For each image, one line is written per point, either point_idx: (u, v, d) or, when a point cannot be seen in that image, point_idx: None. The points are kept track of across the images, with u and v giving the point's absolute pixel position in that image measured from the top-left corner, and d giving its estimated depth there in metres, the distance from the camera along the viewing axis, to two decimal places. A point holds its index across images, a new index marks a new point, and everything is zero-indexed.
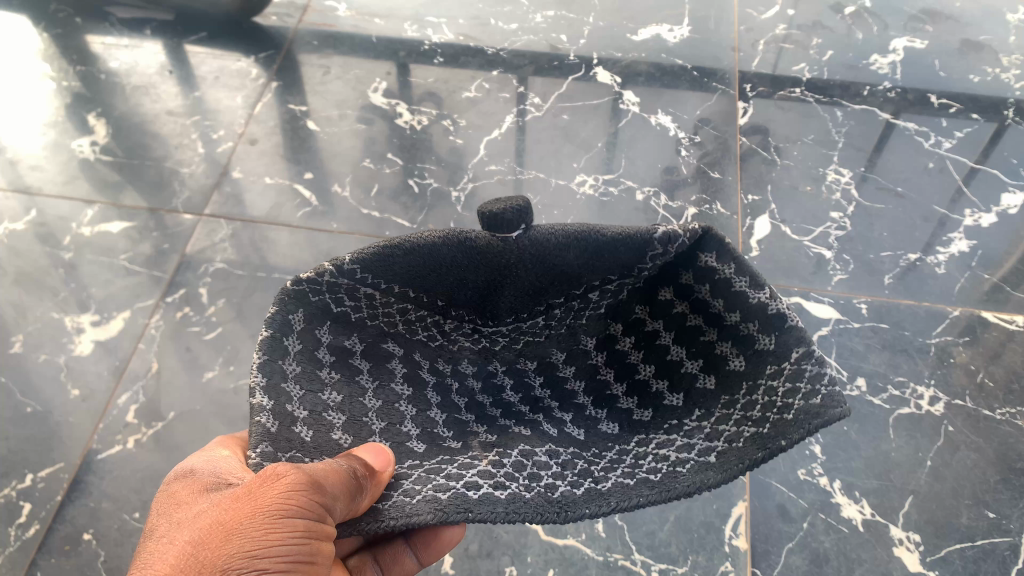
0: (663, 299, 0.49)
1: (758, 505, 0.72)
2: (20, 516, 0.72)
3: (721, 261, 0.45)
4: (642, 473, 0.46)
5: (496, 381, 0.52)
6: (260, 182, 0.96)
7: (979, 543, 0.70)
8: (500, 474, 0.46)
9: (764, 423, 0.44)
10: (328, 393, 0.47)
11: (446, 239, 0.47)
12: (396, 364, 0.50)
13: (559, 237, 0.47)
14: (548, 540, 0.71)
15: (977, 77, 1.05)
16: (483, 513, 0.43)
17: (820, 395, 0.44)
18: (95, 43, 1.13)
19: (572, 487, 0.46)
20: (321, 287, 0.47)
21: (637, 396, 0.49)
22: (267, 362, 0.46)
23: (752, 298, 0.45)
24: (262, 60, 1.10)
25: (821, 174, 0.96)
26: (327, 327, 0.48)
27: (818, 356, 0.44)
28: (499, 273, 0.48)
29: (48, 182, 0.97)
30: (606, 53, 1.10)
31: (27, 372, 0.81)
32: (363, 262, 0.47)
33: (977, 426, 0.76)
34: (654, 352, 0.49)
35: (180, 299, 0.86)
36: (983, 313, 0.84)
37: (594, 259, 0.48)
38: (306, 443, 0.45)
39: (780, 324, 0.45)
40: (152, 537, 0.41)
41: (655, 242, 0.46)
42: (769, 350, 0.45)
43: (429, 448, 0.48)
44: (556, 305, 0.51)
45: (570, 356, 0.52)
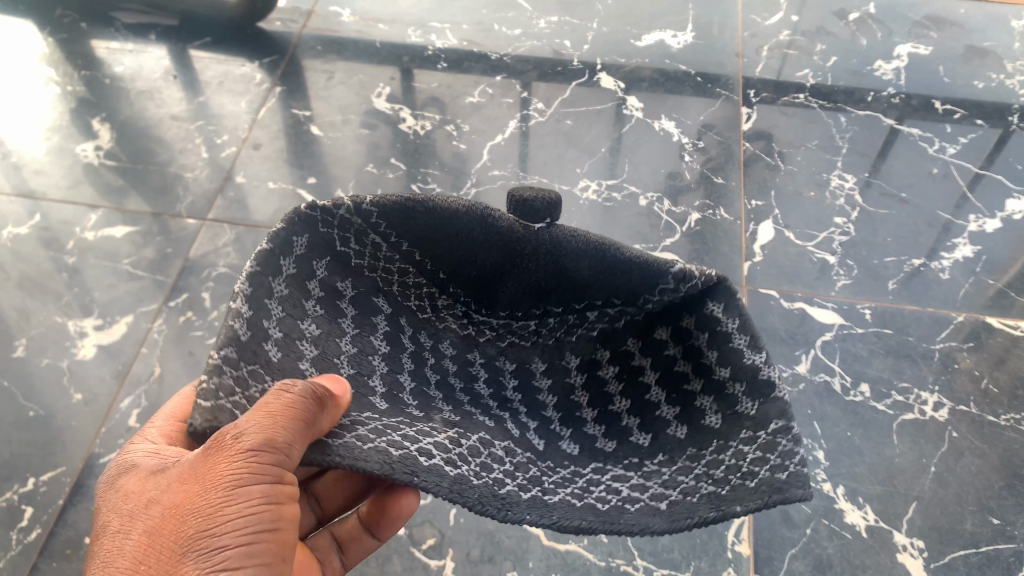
0: (658, 337, 0.49)
1: (761, 511, 0.72)
2: (21, 520, 0.72)
3: (728, 313, 0.46)
4: (592, 499, 0.46)
5: (471, 370, 0.52)
6: (264, 187, 0.97)
7: (983, 549, 0.70)
8: (453, 452, 0.45)
9: (723, 483, 0.45)
10: (307, 324, 0.46)
11: (469, 211, 0.47)
12: (380, 321, 0.49)
13: (578, 243, 0.47)
14: (550, 545, 0.71)
15: (981, 83, 1.05)
16: (428, 481, 0.41)
17: (786, 472, 0.45)
18: (101, 49, 1.13)
19: (521, 489, 0.45)
20: (333, 220, 0.46)
21: (604, 425, 0.49)
22: (257, 274, 0.44)
23: (749, 359, 0.46)
24: (266, 65, 1.11)
25: (825, 179, 0.96)
26: (326, 263, 0.47)
27: (795, 433, 0.45)
28: (511, 260, 0.49)
29: (52, 186, 0.97)
30: (610, 59, 1.10)
31: (30, 376, 0.82)
32: (382, 209, 0.47)
33: (981, 432, 0.76)
34: (634, 388, 0.49)
35: (183, 303, 0.86)
36: (988, 319, 0.84)
37: (605, 274, 0.48)
38: (270, 362, 0.44)
39: (767, 391, 0.46)
40: (104, 534, 0.41)
41: (670, 276, 0.47)
42: (749, 414, 0.46)
43: (391, 406, 0.47)
44: (552, 314, 0.52)
45: (550, 368, 0.52)
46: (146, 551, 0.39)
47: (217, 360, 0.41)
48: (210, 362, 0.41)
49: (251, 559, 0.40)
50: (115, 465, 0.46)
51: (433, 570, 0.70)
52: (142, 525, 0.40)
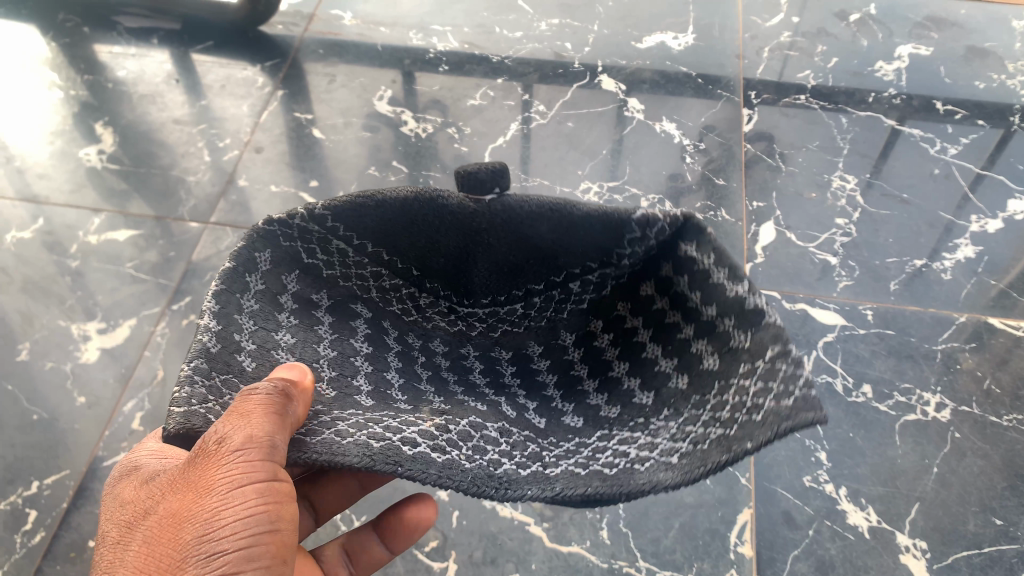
0: (644, 294, 0.51)
1: (764, 512, 0.72)
2: (25, 523, 0.73)
3: (701, 251, 0.46)
4: (597, 466, 0.46)
5: (465, 363, 0.53)
6: (266, 190, 0.97)
7: (986, 550, 0.70)
8: (440, 438, 0.46)
9: (731, 424, 0.43)
10: (282, 333, 0.48)
11: (419, 197, 0.49)
12: (360, 323, 0.51)
13: (531, 207, 0.49)
14: (552, 547, 0.71)
15: (982, 84, 1.05)
16: (413, 470, 0.43)
17: (793, 397, 0.42)
18: (103, 53, 1.14)
19: (518, 467, 0.46)
20: (293, 232, 0.49)
21: (607, 392, 0.50)
22: (224, 292, 0.46)
23: (729, 290, 0.44)
24: (268, 69, 1.11)
25: (826, 180, 0.96)
26: (296, 276, 0.50)
27: (793, 357, 0.42)
28: (472, 239, 0.51)
29: (55, 191, 0.97)
30: (611, 61, 1.10)
31: (33, 379, 0.82)
32: (336, 211, 0.49)
33: (984, 433, 0.76)
34: (630, 349, 0.51)
35: (186, 306, 0.86)
36: (990, 320, 0.84)
37: (567, 234, 0.49)
38: (245, 372, 0.46)
39: (757, 321, 0.44)
40: (108, 545, 0.42)
41: (633, 225, 0.48)
42: (744, 348, 0.44)
43: (377, 404, 0.48)
44: (536, 292, 0.54)
45: (547, 351, 0.54)
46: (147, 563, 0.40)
47: (189, 371, 0.43)
48: (182, 373, 0.43)
49: (250, 561, 0.40)
50: (122, 465, 0.48)
51: (436, 571, 0.70)
52: (142, 537, 0.41)
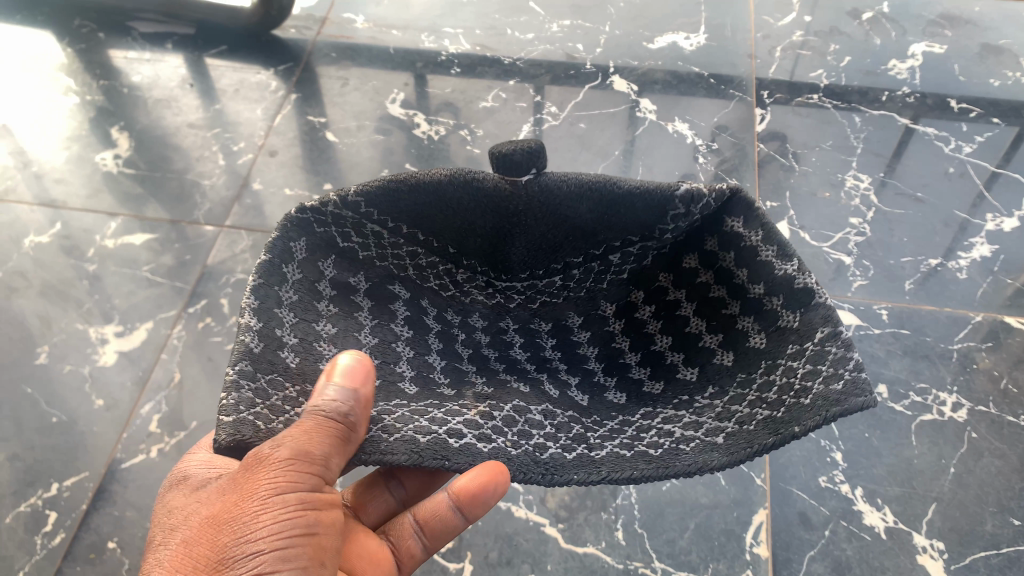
0: (688, 267, 0.52)
1: (779, 513, 0.72)
2: (46, 524, 0.73)
3: (748, 227, 0.48)
4: (642, 446, 0.47)
5: (505, 338, 0.55)
6: (280, 194, 0.97)
7: (1004, 551, 0.69)
8: (487, 427, 0.48)
9: (778, 406, 0.46)
10: (322, 324, 0.50)
11: (452, 178, 0.50)
12: (399, 306, 0.53)
13: (570, 187, 0.50)
14: (567, 547, 0.71)
15: (998, 82, 1.05)
16: (460, 463, 0.46)
17: (841, 381, 0.44)
18: (118, 58, 1.15)
19: (564, 450, 0.48)
20: (326, 219, 0.50)
21: (650, 367, 0.52)
22: (262, 286, 0.48)
23: (779, 270, 0.47)
24: (281, 72, 1.12)
25: (840, 180, 0.96)
26: (333, 262, 0.51)
27: (841, 338, 0.45)
28: (509, 222, 0.52)
29: (73, 195, 0.98)
30: (623, 62, 1.10)
31: (52, 382, 0.83)
32: (368, 196, 0.50)
33: (1001, 433, 0.76)
34: (672, 324, 0.52)
35: (202, 309, 0.87)
36: (1007, 319, 0.83)
37: (607, 213, 0.51)
38: (289, 368, 0.47)
39: (807, 300, 0.47)
40: (150, 546, 0.42)
41: (678, 200, 0.49)
42: (792, 328, 0.47)
43: (421, 390, 0.50)
44: (575, 265, 0.54)
45: (587, 321, 0.55)
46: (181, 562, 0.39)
47: (235, 376, 0.45)
48: (228, 379, 0.44)
49: (286, 563, 0.39)
50: (171, 477, 0.50)
51: (452, 572, 0.70)
52: (181, 540, 0.41)
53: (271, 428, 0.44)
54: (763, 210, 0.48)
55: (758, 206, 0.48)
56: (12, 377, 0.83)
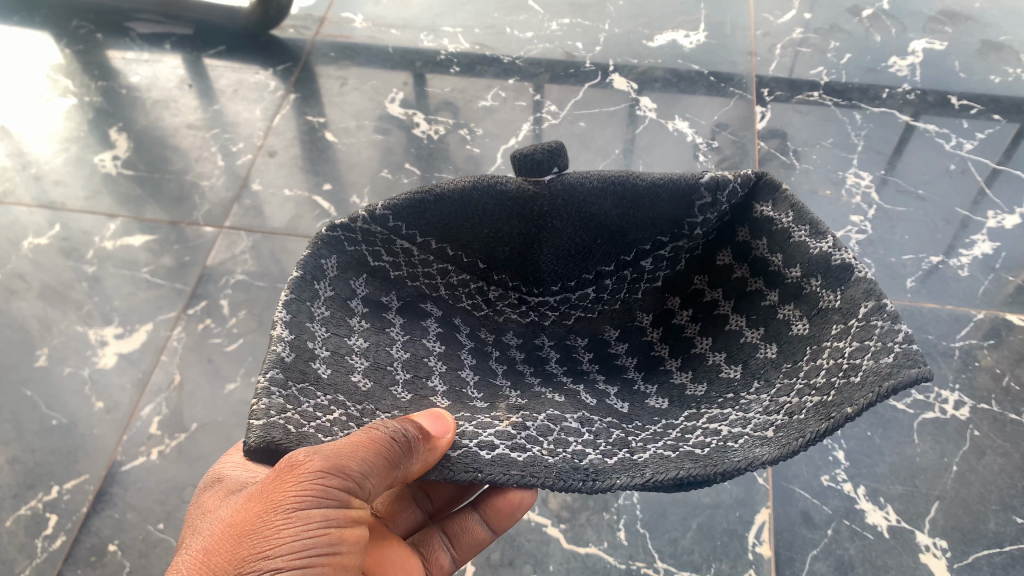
0: (721, 264, 0.52)
1: (781, 511, 0.72)
2: (46, 528, 0.73)
3: (777, 210, 0.48)
4: (687, 446, 0.46)
5: (541, 354, 0.55)
6: (280, 194, 0.97)
7: (1007, 548, 0.69)
8: (519, 437, 0.47)
9: (828, 390, 0.43)
10: (354, 339, 0.50)
11: (477, 183, 0.50)
12: (431, 323, 0.53)
13: (595, 182, 0.50)
14: (570, 548, 0.71)
15: (998, 78, 1.04)
16: (493, 474, 0.44)
17: (892, 354, 0.41)
18: (116, 59, 1.15)
19: (605, 456, 0.46)
20: (356, 236, 0.51)
21: (691, 370, 0.51)
22: (295, 301, 0.48)
23: (813, 248, 0.46)
24: (280, 73, 1.11)
25: (841, 177, 0.96)
26: (365, 280, 0.52)
27: (887, 310, 0.43)
28: (535, 224, 0.52)
29: (71, 197, 0.98)
30: (622, 60, 1.10)
31: (52, 385, 0.82)
32: (395, 210, 0.51)
33: (1004, 430, 0.75)
34: (712, 325, 0.52)
35: (202, 311, 0.87)
36: (1009, 316, 0.83)
37: (631, 209, 0.51)
38: (321, 378, 0.47)
39: (846, 277, 0.45)
40: (182, 539, 0.43)
41: (703, 189, 0.49)
42: (835, 308, 0.45)
43: (453, 403, 0.50)
44: (607, 275, 0.55)
45: (624, 333, 0.56)
46: (197, 566, 0.39)
47: (267, 383, 0.44)
48: (259, 386, 0.44)
49: None
50: (208, 476, 0.50)
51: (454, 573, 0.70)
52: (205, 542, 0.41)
53: (302, 432, 0.43)
54: (790, 191, 0.48)
55: (786, 188, 0.49)
56: (11, 380, 0.83)
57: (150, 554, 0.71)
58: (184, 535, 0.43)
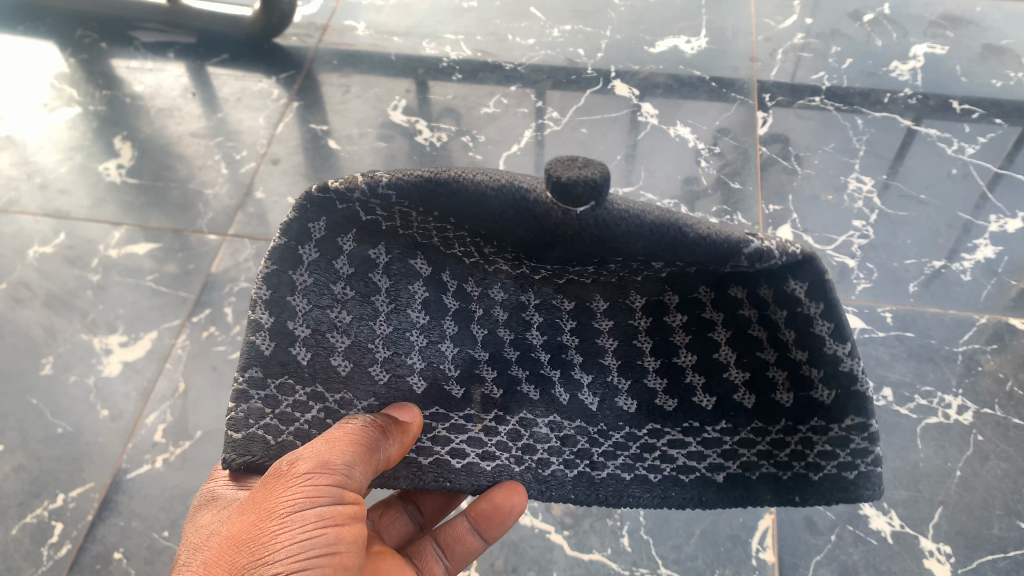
0: (734, 295, 0.44)
1: (785, 517, 0.72)
2: (52, 535, 0.73)
3: (811, 297, 0.40)
4: (643, 469, 0.51)
5: (525, 317, 0.49)
6: (283, 202, 0.98)
7: (1011, 554, 0.69)
8: (490, 445, 0.52)
9: (785, 469, 0.47)
10: (335, 310, 0.48)
11: (499, 189, 0.40)
12: (417, 287, 0.48)
13: (633, 224, 0.40)
14: (573, 555, 0.71)
15: (1000, 82, 1.04)
16: (461, 484, 0.52)
17: (856, 471, 0.45)
18: (120, 67, 1.15)
19: (566, 468, 0.52)
20: (348, 200, 0.43)
21: (668, 379, 0.49)
22: (274, 272, 0.47)
23: (829, 349, 0.41)
24: (283, 80, 1.12)
25: (842, 182, 0.96)
26: (354, 236, 0.46)
27: (871, 433, 0.43)
28: (549, 237, 0.42)
29: (76, 206, 0.98)
30: (624, 66, 1.10)
31: (58, 393, 0.83)
32: (396, 189, 0.41)
33: (1007, 436, 0.76)
34: (703, 344, 0.47)
35: (205, 318, 0.87)
36: (1012, 321, 0.83)
37: (662, 250, 0.41)
38: (300, 365, 0.49)
39: (848, 385, 0.42)
40: (186, 556, 0.46)
41: (743, 257, 0.39)
42: (823, 403, 0.43)
43: (428, 388, 0.51)
44: (611, 263, 0.45)
45: (612, 308, 0.49)
46: None
47: (243, 386, 0.49)
48: (236, 390, 0.49)
49: None
50: (202, 495, 0.54)
51: None
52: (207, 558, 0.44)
53: (280, 442, 0.50)
54: (831, 280, 0.40)
55: (831, 278, 0.40)
56: (17, 389, 0.83)
57: (155, 562, 0.72)
58: (186, 552, 0.47)
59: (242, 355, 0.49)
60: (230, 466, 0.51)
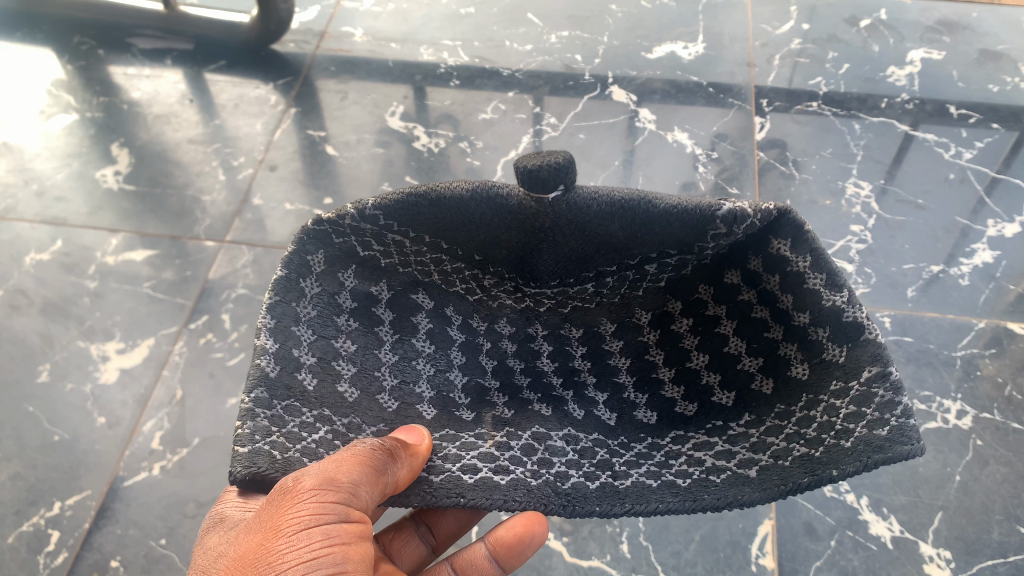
0: (730, 283, 0.51)
1: (785, 522, 0.71)
2: (48, 544, 0.73)
3: (796, 251, 0.47)
4: (670, 476, 0.48)
5: (533, 346, 0.55)
6: (281, 209, 0.97)
7: (1011, 559, 0.69)
8: (504, 458, 0.49)
9: (817, 445, 0.45)
10: (341, 341, 0.51)
11: (474, 193, 0.48)
12: (421, 318, 0.53)
13: (602, 204, 0.47)
14: (571, 561, 0.71)
15: (996, 87, 1.05)
16: (476, 498, 0.47)
17: (887, 427, 0.44)
18: (118, 74, 1.15)
19: (587, 479, 0.49)
20: (344, 230, 0.50)
21: (683, 385, 0.52)
22: (279, 303, 0.49)
23: (828, 300, 0.46)
24: (281, 87, 1.12)
25: (840, 187, 0.96)
26: (354, 271, 0.52)
27: (891, 380, 0.44)
28: (534, 235, 0.49)
29: (73, 212, 0.98)
30: (621, 72, 1.10)
31: (54, 401, 0.82)
32: (386, 209, 0.49)
33: (1006, 440, 0.75)
34: (711, 342, 0.52)
35: (203, 325, 0.87)
36: (1010, 325, 0.83)
37: (639, 231, 0.49)
38: (306, 391, 0.48)
39: (856, 335, 0.46)
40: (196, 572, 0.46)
41: (719, 221, 0.47)
42: (837, 361, 0.46)
43: (439, 414, 0.52)
44: (608, 273, 0.53)
45: (620, 329, 0.55)
46: None
47: (251, 404, 0.47)
48: (243, 408, 0.46)
49: None
50: (212, 514, 0.50)
51: None
52: None
53: (287, 457, 0.46)
54: (813, 233, 0.46)
55: (808, 227, 0.46)
56: (14, 396, 0.83)
57: (153, 570, 0.72)
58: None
59: (248, 378, 0.47)
60: (230, 482, 0.45)
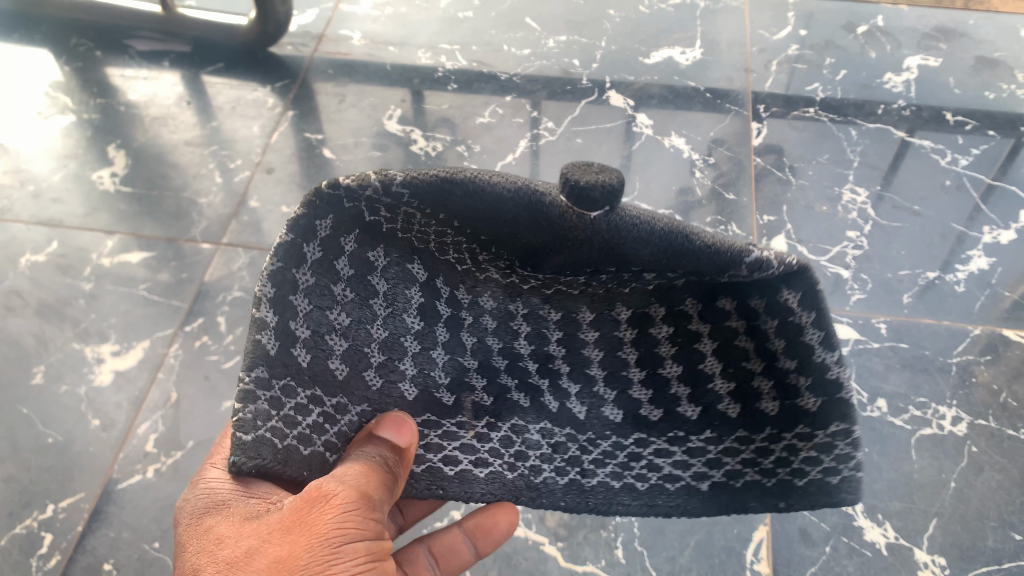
0: (722, 307, 0.45)
1: (780, 528, 0.71)
2: (41, 547, 0.73)
3: (802, 306, 0.42)
4: (630, 479, 0.53)
5: (512, 326, 0.50)
6: (277, 212, 0.97)
7: (1005, 565, 0.69)
8: (484, 450, 0.54)
9: (770, 476, 0.50)
10: (336, 313, 0.47)
11: (516, 193, 0.41)
12: (414, 292, 0.48)
13: (643, 230, 0.41)
14: (567, 566, 0.71)
15: (992, 94, 1.05)
16: (456, 493, 0.55)
17: (838, 476, 0.48)
18: (115, 76, 1.15)
19: (558, 475, 0.54)
20: (359, 199, 0.43)
21: (653, 391, 0.50)
22: (280, 271, 0.44)
23: (818, 357, 0.43)
24: (278, 89, 1.12)
25: (837, 193, 0.96)
26: (355, 237, 0.45)
27: (854, 439, 0.46)
28: (563, 238, 0.43)
29: (70, 214, 0.98)
30: (618, 77, 1.11)
31: (48, 402, 0.82)
32: (413, 188, 0.42)
33: (1001, 446, 0.76)
34: (688, 355, 0.48)
35: (199, 328, 0.87)
36: (1005, 331, 0.83)
37: (666, 258, 0.42)
38: (301, 368, 0.47)
39: (834, 392, 0.44)
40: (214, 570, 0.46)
41: (743, 266, 0.41)
42: (809, 411, 0.46)
43: (418, 395, 0.53)
44: (605, 272, 0.45)
45: (599, 320, 0.49)
46: None
47: (250, 386, 0.46)
48: (242, 390, 0.45)
49: None
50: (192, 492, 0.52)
51: None
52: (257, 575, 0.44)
53: (287, 447, 0.48)
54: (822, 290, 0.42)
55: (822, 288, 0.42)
56: (8, 398, 0.83)
57: (146, 573, 0.72)
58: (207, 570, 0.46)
59: (248, 353, 0.45)
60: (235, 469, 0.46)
